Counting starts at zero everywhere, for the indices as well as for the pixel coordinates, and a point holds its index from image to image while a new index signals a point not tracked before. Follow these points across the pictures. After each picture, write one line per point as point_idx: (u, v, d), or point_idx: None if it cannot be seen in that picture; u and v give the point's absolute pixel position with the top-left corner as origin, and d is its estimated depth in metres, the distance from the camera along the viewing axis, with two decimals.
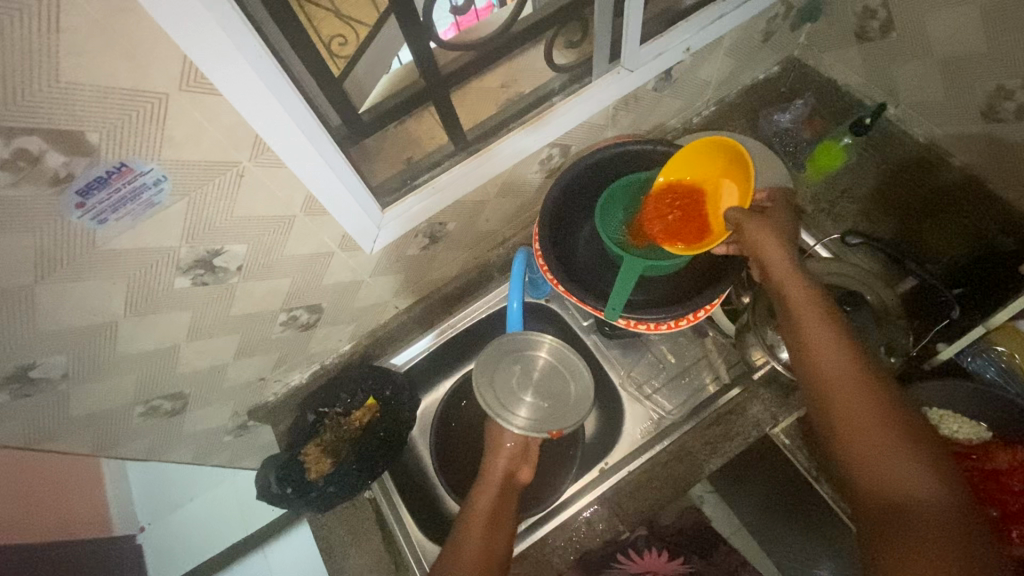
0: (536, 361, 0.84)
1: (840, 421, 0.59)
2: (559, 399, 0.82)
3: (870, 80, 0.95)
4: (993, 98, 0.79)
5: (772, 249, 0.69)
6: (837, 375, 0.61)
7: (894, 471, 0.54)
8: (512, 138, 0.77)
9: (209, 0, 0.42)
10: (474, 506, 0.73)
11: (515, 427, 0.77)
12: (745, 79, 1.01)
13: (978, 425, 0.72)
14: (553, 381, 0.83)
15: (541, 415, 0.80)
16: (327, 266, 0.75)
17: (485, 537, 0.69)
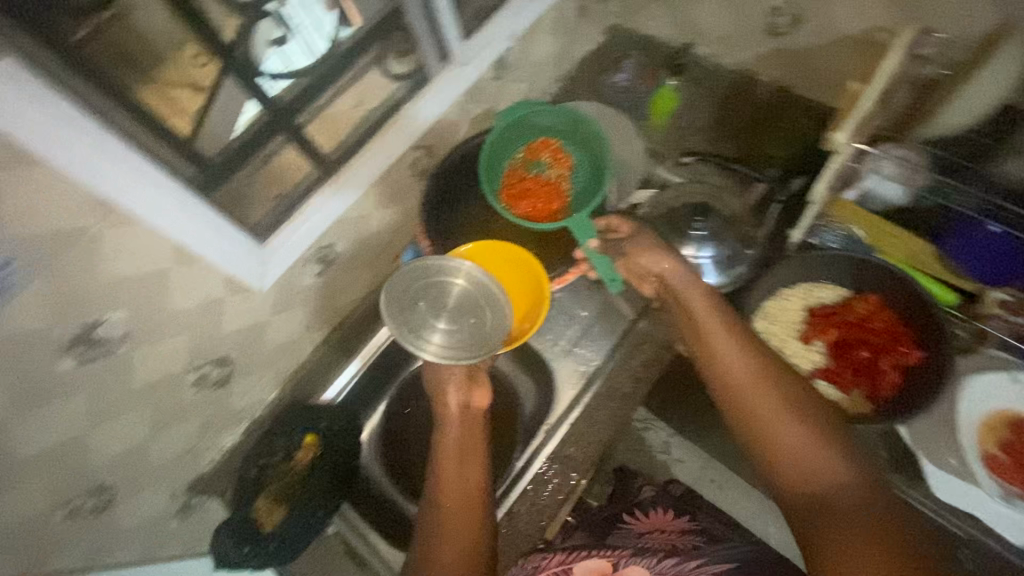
0: (450, 289, 0.82)
1: (759, 433, 0.60)
2: (475, 320, 0.81)
3: (677, 28, 1.07)
4: (771, 17, 0.93)
5: (674, 268, 0.74)
6: (763, 395, 0.61)
7: (828, 482, 0.55)
8: (373, 150, 0.83)
9: (16, 81, 0.45)
10: (442, 450, 0.71)
11: (429, 355, 0.77)
12: (577, 53, 1.11)
13: (839, 287, 0.82)
14: (467, 308, 0.82)
15: (459, 339, 0.79)
16: (222, 314, 0.75)
17: (467, 480, 0.68)
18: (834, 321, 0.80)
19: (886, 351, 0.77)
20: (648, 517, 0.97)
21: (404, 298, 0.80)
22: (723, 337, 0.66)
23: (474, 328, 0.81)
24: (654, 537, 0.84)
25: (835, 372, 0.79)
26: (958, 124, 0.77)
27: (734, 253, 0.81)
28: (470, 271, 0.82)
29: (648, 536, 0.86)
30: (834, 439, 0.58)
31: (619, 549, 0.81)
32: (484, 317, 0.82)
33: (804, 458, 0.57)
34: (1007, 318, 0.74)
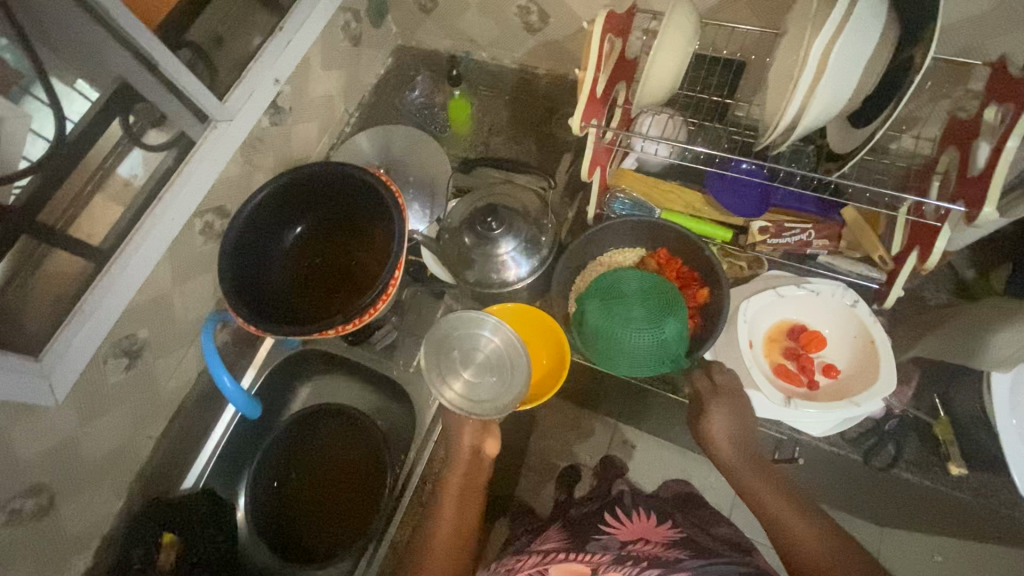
0: (481, 344, 0.85)
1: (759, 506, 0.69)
2: (500, 373, 0.84)
3: (453, 39, 1.11)
4: (523, 16, 0.99)
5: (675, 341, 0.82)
6: (748, 476, 0.71)
7: (807, 549, 0.62)
8: (147, 226, 0.78)
9: None
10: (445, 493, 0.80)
11: (445, 402, 0.84)
12: (366, 80, 1.12)
13: (635, 249, 0.91)
14: (495, 361, 0.84)
15: (478, 392, 0.84)
16: (14, 442, 0.69)
17: (457, 518, 0.78)
18: None
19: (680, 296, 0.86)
20: (631, 522, 0.92)
21: (441, 349, 0.86)
22: (716, 409, 0.74)
23: (496, 386, 0.84)
24: (630, 535, 0.88)
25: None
26: (670, 88, 0.77)
27: (531, 238, 0.87)
28: (502, 329, 0.84)
29: (622, 531, 0.89)
30: (816, 513, 0.66)
31: (592, 545, 0.85)
32: (507, 375, 0.83)
33: (782, 519, 0.66)
34: (769, 242, 0.86)
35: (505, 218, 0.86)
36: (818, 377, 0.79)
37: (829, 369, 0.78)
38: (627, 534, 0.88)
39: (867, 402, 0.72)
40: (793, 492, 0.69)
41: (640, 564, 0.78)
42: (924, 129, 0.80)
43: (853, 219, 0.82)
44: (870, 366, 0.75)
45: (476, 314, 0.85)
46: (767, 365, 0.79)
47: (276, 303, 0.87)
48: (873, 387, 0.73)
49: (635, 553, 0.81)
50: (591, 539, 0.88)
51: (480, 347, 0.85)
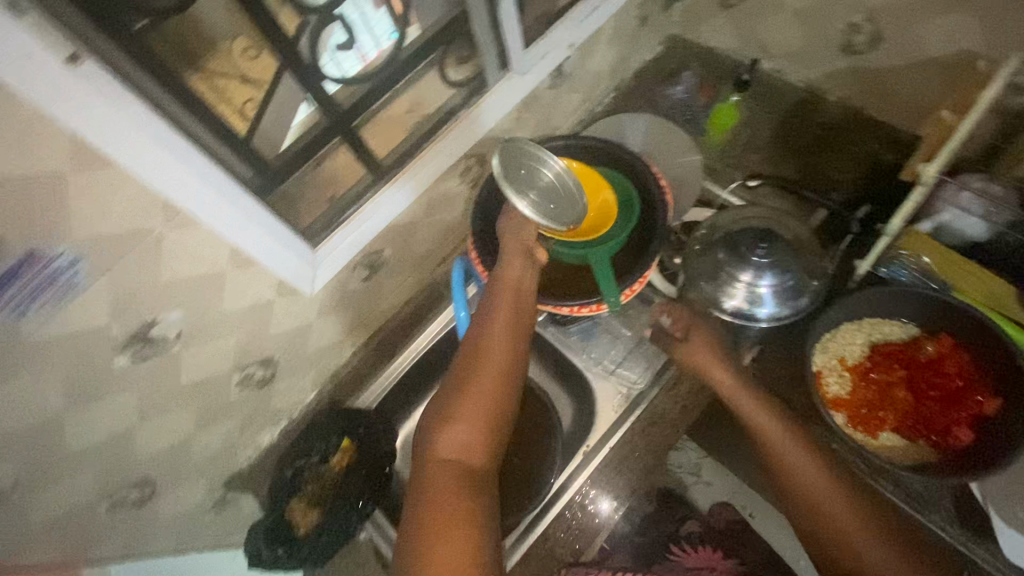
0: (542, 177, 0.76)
1: (833, 556, 0.66)
2: (557, 192, 0.76)
3: (741, 42, 1.03)
4: (847, 34, 0.89)
5: (738, 386, 0.76)
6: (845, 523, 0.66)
7: None
8: (429, 157, 0.81)
9: (100, 87, 0.45)
10: (472, 360, 0.66)
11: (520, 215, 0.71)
12: (635, 63, 1.08)
13: (907, 325, 0.79)
14: (555, 192, 0.76)
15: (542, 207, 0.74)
16: (271, 317, 0.75)
17: (493, 383, 0.64)
18: (898, 359, 0.76)
19: (958, 402, 0.72)
20: (697, 552, 0.93)
21: (507, 163, 0.74)
22: (797, 447, 0.70)
23: (557, 211, 0.75)
24: (698, 560, 0.91)
25: (889, 419, 0.75)
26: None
27: (796, 285, 0.78)
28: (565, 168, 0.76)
29: (691, 555, 0.92)
30: (889, 552, 0.64)
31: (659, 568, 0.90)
32: (567, 202, 0.76)
33: (845, 528, 0.66)
34: None
35: (776, 249, 0.78)
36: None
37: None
38: (694, 559, 0.91)
39: None
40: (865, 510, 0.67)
41: None
42: None
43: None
44: None
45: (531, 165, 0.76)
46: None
47: None
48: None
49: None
50: (661, 563, 0.92)
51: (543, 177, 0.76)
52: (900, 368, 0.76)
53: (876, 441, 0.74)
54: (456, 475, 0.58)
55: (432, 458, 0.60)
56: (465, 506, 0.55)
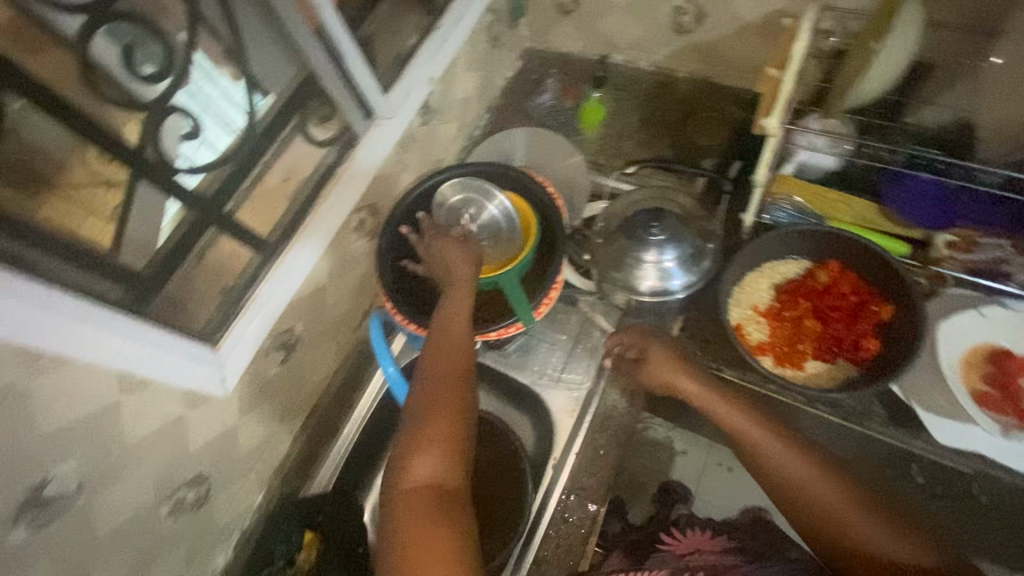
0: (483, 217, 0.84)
1: (837, 543, 0.63)
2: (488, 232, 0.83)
3: (589, 41, 1.09)
4: (676, 16, 0.97)
5: (694, 383, 0.77)
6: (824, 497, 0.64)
7: None
8: (316, 220, 0.78)
9: None
10: (427, 395, 0.67)
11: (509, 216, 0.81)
12: (498, 81, 1.11)
13: (798, 261, 0.85)
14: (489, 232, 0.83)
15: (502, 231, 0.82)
16: (188, 431, 0.69)
17: (454, 414, 0.65)
18: (799, 293, 0.82)
19: (858, 317, 0.79)
20: (686, 536, 0.82)
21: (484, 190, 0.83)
22: (777, 445, 0.68)
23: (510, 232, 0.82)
24: (690, 545, 0.79)
25: (807, 350, 0.80)
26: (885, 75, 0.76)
27: (697, 250, 0.83)
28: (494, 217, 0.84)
29: (679, 543, 0.80)
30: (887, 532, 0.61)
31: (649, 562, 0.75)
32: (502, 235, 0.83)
33: (831, 511, 0.63)
34: (958, 257, 0.79)
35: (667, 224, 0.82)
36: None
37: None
38: (684, 545, 0.80)
39: None
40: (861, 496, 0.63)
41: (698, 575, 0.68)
42: None
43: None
44: None
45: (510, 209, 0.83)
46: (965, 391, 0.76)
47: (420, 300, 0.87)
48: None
49: (695, 560, 0.73)
50: (650, 555, 0.78)
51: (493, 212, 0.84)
52: (803, 301, 0.82)
53: (802, 372, 0.79)
54: (428, 496, 0.59)
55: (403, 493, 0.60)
56: (449, 532, 0.56)
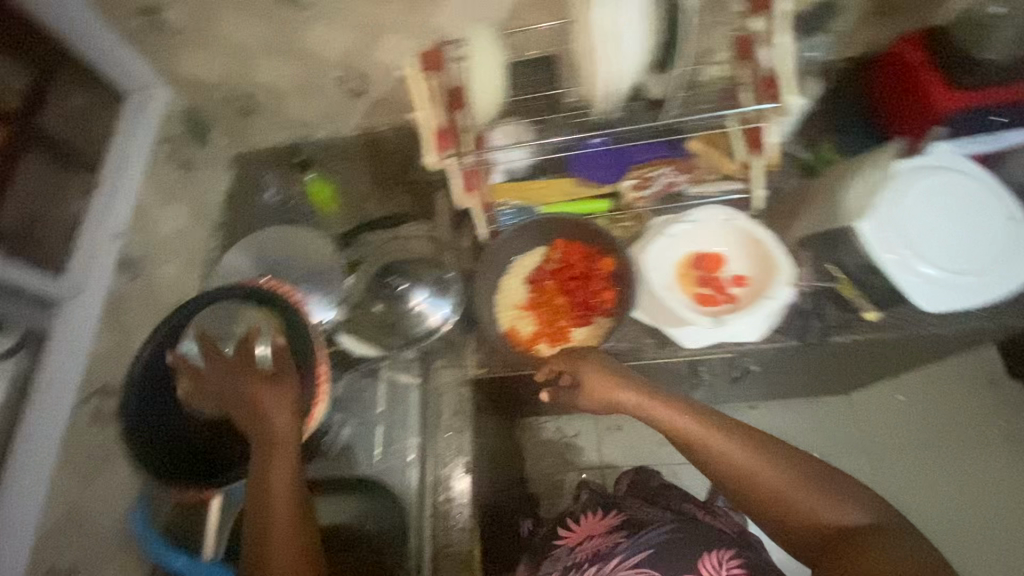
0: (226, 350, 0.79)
1: (790, 519, 0.64)
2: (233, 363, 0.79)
3: (285, 129, 1.10)
4: (344, 83, 0.99)
5: (627, 392, 0.71)
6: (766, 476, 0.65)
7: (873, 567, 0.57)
8: (24, 445, 0.75)
9: None
10: (267, 534, 0.66)
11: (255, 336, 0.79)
12: (216, 198, 1.09)
13: (536, 250, 0.94)
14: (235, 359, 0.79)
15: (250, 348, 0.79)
16: None
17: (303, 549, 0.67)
18: (542, 279, 0.90)
19: (591, 278, 0.88)
20: (581, 522, 0.84)
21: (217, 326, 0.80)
22: (716, 435, 0.67)
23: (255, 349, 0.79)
24: (582, 534, 0.82)
25: (567, 322, 0.87)
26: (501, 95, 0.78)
27: (438, 280, 0.89)
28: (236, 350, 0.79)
29: (572, 534, 0.83)
30: (825, 501, 0.63)
31: (543, 567, 0.79)
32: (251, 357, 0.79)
33: (758, 479, 0.65)
34: (642, 195, 0.94)
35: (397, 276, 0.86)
36: (733, 289, 0.82)
37: (738, 279, 0.82)
38: (579, 534, 0.82)
39: (779, 293, 0.79)
40: (793, 473, 0.65)
41: None
42: (719, 57, 0.91)
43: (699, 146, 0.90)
44: (766, 263, 0.82)
45: (265, 329, 0.79)
46: (689, 300, 0.83)
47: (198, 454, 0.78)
48: (777, 298, 0.79)
49: (582, 555, 0.78)
50: (546, 555, 0.82)
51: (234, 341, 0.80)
52: (548, 283, 0.90)
53: (570, 342, 0.86)
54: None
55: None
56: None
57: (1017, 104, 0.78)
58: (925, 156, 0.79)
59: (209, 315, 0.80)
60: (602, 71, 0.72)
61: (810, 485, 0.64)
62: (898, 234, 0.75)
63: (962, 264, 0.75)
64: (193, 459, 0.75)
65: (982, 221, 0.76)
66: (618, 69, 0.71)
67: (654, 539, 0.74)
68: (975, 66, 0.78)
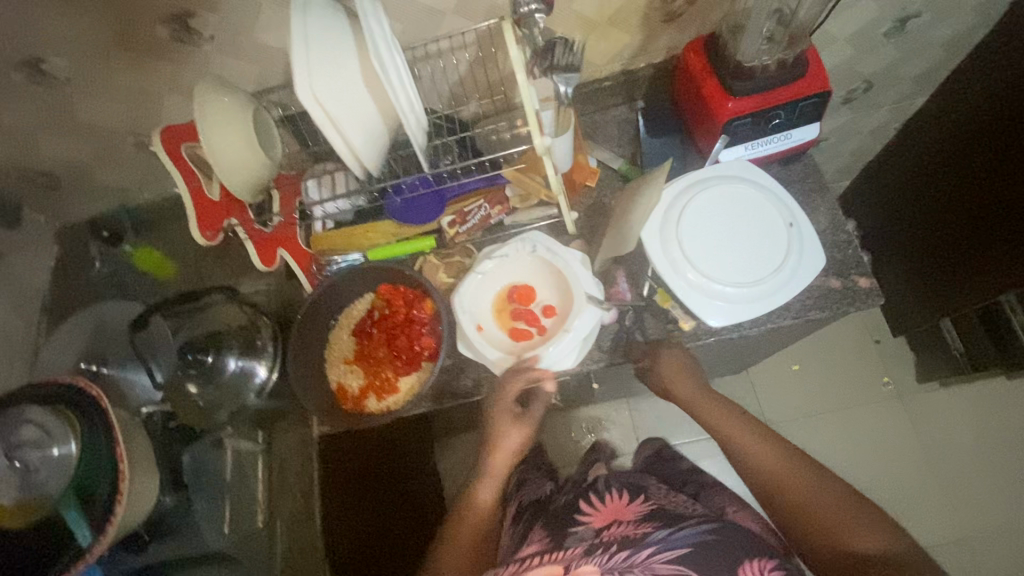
0: (16, 460, 0.74)
1: (780, 483, 0.74)
2: (26, 472, 0.74)
3: (104, 196, 1.05)
4: (146, 147, 0.94)
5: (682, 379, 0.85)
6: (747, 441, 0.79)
7: (830, 521, 0.68)
8: None
9: None
10: (454, 539, 0.83)
11: (50, 443, 0.75)
12: (39, 279, 1.03)
13: (363, 297, 0.93)
14: (28, 469, 0.75)
15: (44, 455, 0.75)
16: None
17: (474, 532, 0.83)
18: (368, 328, 0.89)
19: (410, 322, 0.87)
20: (605, 504, 0.83)
21: (5, 434, 0.75)
22: (753, 439, 0.79)
23: (49, 457, 0.75)
24: (607, 514, 0.81)
25: (393, 373, 0.86)
26: (263, 163, 0.72)
27: (245, 340, 0.87)
28: (25, 459, 0.74)
29: (596, 514, 0.81)
30: (856, 514, 0.68)
31: (568, 538, 0.78)
32: (45, 464, 0.75)
33: (785, 483, 0.74)
34: (462, 230, 0.92)
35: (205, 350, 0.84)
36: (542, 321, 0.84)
37: (547, 310, 0.84)
38: (602, 517, 0.80)
39: (575, 324, 0.80)
40: (867, 513, 0.68)
41: (608, 550, 0.71)
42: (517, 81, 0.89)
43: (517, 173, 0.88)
44: (568, 293, 0.83)
45: (60, 434, 0.75)
46: (503, 336, 0.84)
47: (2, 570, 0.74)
48: (583, 321, 0.80)
49: (608, 538, 0.75)
50: (568, 530, 0.80)
51: (22, 448, 0.75)
52: (372, 332, 0.89)
53: (398, 393, 0.86)
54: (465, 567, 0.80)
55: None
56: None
57: (789, 101, 0.78)
58: (712, 168, 0.81)
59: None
60: (336, 145, 0.62)
61: (808, 474, 0.73)
62: (687, 250, 0.76)
63: (749, 272, 0.76)
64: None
65: (763, 229, 0.78)
66: (352, 144, 0.63)
67: (689, 538, 0.69)
68: (746, 72, 0.78)
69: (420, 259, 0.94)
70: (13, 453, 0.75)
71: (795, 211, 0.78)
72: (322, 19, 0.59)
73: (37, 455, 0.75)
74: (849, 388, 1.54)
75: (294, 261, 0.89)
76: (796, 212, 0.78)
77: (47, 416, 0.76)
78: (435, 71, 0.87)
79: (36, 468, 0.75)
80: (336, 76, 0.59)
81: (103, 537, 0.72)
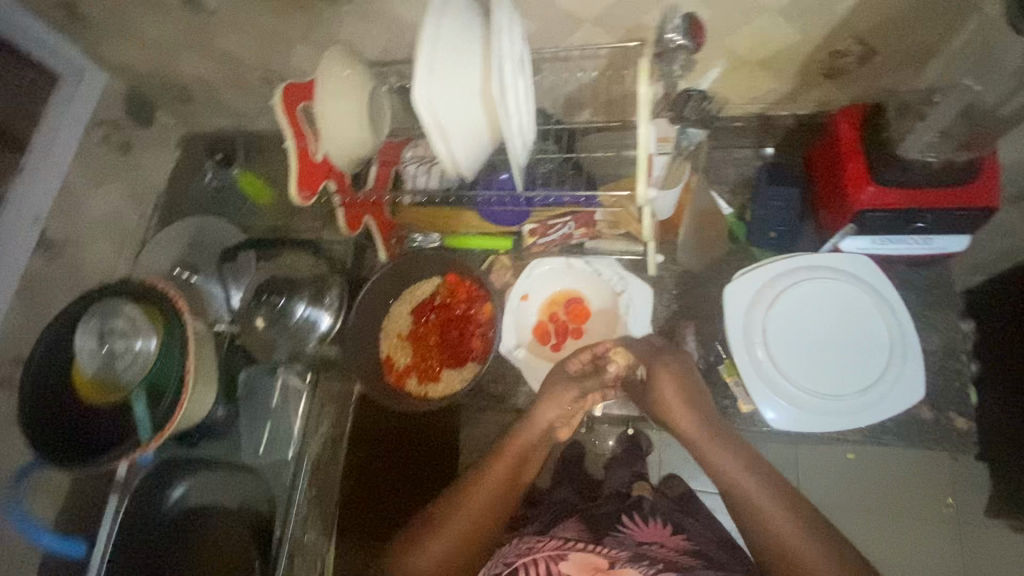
0: (108, 344, 0.85)
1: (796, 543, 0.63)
2: (112, 357, 0.85)
3: (225, 116, 1.12)
4: (269, 84, 0.99)
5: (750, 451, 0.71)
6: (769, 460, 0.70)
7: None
8: None
9: None
10: (478, 479, 0.72)
11: (134, 336, 0.85)
12: (157, 179, 1.13)
13: (432, 278, 0.93)
14: (115, 355, 0.85)
15: (128, 347, 0.85)
16: None
17: (507, 474, 0.72)
18: (428, 309, 0.91)
19: (467, 320, 0.89)
20: (647, 526, 0.83)
21: (103, 321, 0.86)
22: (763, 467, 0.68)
23: (132, 348, 0.85)
24: (649, 535, 0.81)
25: (438, 363, 0.89)
26: (365, 142, 0.73)
27: (314, 290, 0.93)
28: (115, 346, 0.85)
29: (640, 531, 0.81)
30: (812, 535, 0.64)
31: (606, 540, 0.77)
32: (127, 355, 0.85)
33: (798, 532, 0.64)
34: (539, 242, 0.90)
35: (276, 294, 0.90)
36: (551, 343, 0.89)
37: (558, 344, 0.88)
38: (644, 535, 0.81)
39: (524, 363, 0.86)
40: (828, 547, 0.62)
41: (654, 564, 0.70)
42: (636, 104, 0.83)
43: (614, 203, 0.82)
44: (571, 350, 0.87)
45: (145, 332, 0.85)
46: (535, 317, 0.90)
47: (77, 433, 0.85)
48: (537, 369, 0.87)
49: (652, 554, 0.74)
50: (609, 532, 0.80)
51: (113, 337, 0.85)
52: (432, 315, 0.91)
53: (438, 383, 0.89)
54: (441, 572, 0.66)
55: (464, 505, 0.70)
56: None
57: (943, 208, 0.68)
58: (824, 256, 0.75)
59: (98, 309, 0.86)
60: (438, 151, 0.61)
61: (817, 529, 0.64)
62: (769, 340, 0.72)
63: (830, 385, 0.71)
64: (74, 438, 0.84)
65: (865, 341, 0.72)
66: (453, 153, 0.62)
67: None
68: (896, 161, 0.69)
69: (490, 257, 0.95)
70: (106, 337, 0.85)
71: (908, 327, 0.71)
72: (456, 24, 0.57)
73: (123, 345, 0.85)
74: (908, 491, 1.40)
75: (378, 233, 0.90)
76: (908, 336, 0.71)
77: (139, 314, 0.86)
78: (556, 75, 0.84)
79: (122, 355, 0.85)
80: (454, 83, 0.57)
81: (161, 432, 0.82)
